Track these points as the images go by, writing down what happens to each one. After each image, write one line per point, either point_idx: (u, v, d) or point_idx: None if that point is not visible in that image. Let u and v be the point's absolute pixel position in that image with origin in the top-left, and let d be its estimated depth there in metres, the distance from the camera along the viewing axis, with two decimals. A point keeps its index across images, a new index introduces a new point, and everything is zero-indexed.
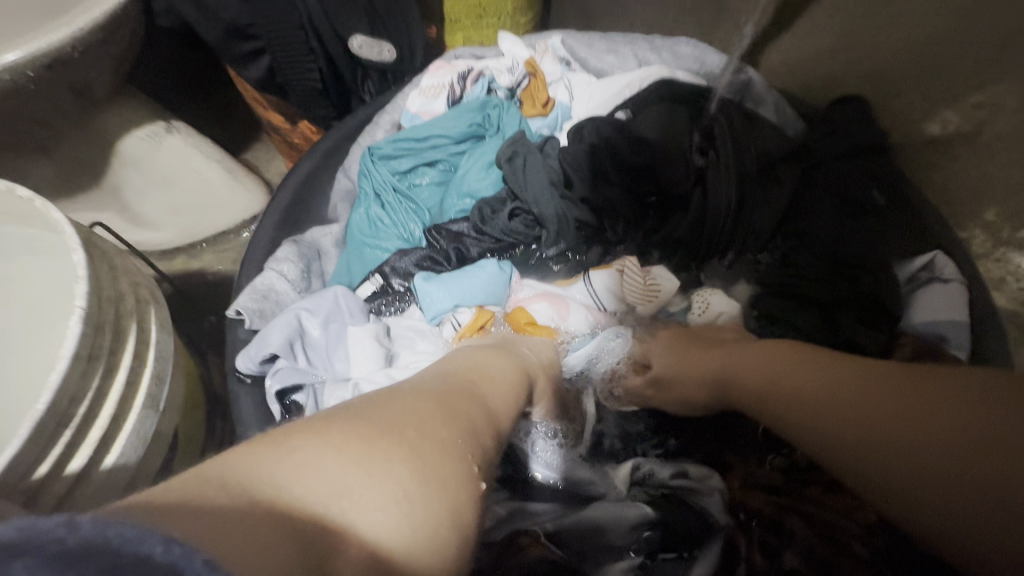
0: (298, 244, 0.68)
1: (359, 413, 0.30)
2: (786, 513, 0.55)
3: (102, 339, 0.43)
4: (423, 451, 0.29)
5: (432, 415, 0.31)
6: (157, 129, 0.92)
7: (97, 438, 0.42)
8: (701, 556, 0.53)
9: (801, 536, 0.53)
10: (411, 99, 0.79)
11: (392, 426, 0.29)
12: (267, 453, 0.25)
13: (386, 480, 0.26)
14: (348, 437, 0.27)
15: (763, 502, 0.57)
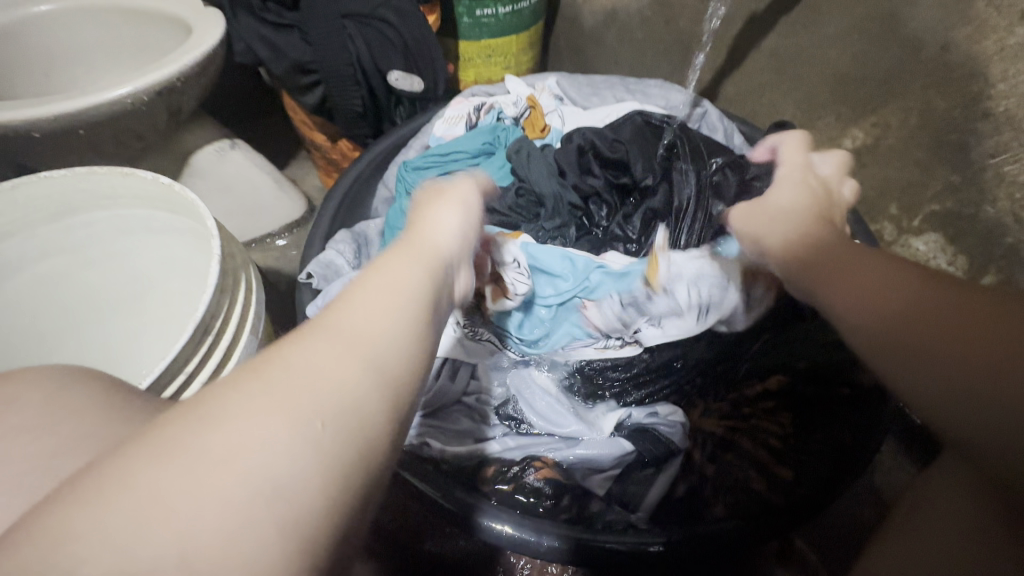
0: (351, 232, 0.86)
1: (158, 449, 0.24)
2: (736, 434, 0.66)
3: (225, 281, 0.61)
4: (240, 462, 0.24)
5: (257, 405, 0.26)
6: (223, 146, 1.12)
7: (222, 350, 0.60)
8: (665, 469, 0.63)
9: (744, 446, 0.64)
10: (436, 126, 0.98)
11: (228, 433, 0.25)
12: (57, 523, 0.22)
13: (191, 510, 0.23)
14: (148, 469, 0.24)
15: (713, 425, 0.67)
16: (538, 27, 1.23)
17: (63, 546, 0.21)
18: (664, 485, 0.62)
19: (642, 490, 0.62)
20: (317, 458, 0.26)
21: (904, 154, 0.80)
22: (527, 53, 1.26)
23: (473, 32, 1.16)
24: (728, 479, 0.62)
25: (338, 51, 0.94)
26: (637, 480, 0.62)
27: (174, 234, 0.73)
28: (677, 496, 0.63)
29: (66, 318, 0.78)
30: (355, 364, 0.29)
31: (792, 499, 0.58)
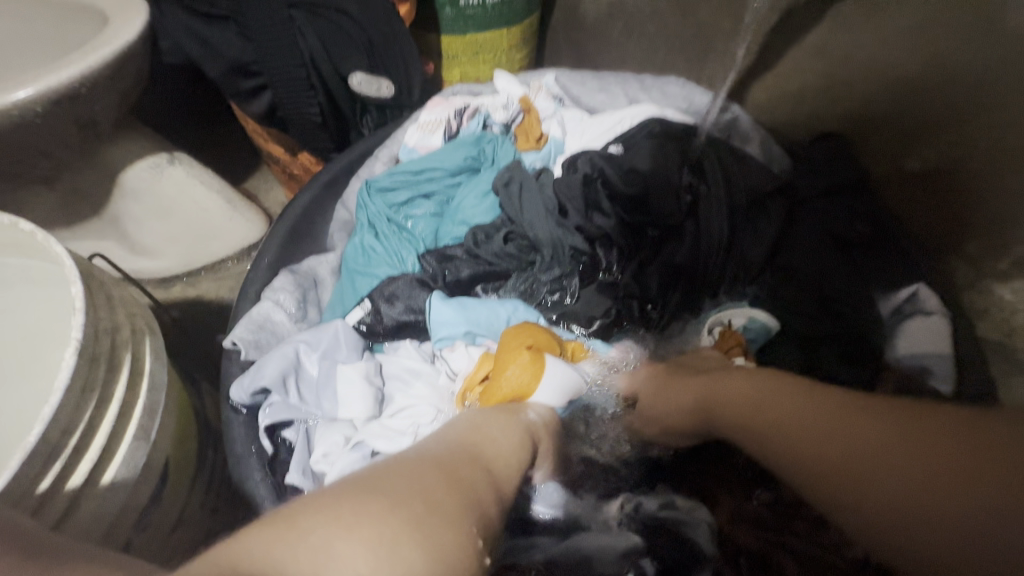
0: (294, 272, 0.69)
1: (362, 485, 0.31)
2: (777, 550, 0.55)
3: (96, 371, 0.44)
4: (429, 521, 0.29)
5: (436, 484, 0.32)
6: (159, 161, 0.95)
7: (86, 472, 0.43)
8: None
9: (792, 573, 0.54)
10: (410, 133, 0.81)
11: (428, 501, 0.30)
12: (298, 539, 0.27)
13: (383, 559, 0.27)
14: (357, 512, 0.28)
15: (755, 541, 0.56)
16: (532, 19, 1.05)
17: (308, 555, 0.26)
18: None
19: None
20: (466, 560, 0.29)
21: (992, 182, 0.63)
22: (520, 50, 1.09)
23: (456, 24, 0.99)
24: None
25: (285, 49, 0.77)
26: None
27: (35, 291, 0.54)
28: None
29: None
30: (464, 470, 0.35)
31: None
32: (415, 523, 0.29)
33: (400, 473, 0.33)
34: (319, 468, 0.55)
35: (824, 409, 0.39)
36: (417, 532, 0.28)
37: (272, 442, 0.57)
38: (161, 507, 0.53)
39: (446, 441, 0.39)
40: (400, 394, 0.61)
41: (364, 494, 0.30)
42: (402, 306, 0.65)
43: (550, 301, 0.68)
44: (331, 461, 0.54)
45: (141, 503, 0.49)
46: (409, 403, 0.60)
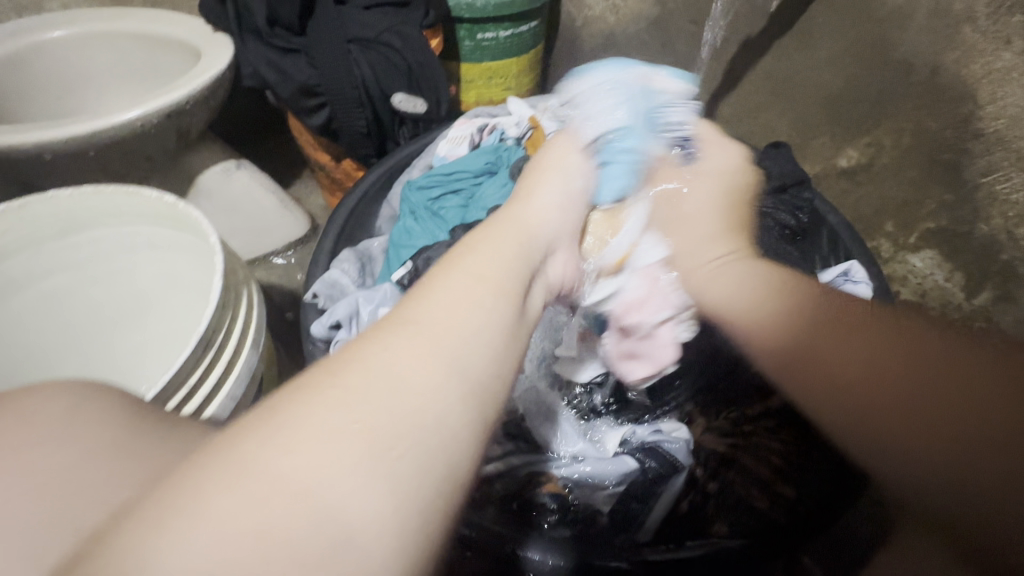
0: (355, 250, 0.88)
1: (265, 435, 0.27)
2: (737, 450, 0.67)
3: (229, 294, 0.62)
4: (345, 469, 0.26)
5: (335, 410, 0.28)
6: (229, 166, 1.14)
7: (226, 360, 0.61)
8: (671, 486, 0.62)
9: (744, 463, 0.66)
10: (440, 146, 1.00)
11: (315, 444, 0.26)
12: (146, 534, 0.23)
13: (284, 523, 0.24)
14: (225, 480, 0.25)
15: (717, 443, 0.68)
16: (538, 50, 1.26)
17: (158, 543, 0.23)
18: (671, 498, 0.62)
19: (648, 507, 0.61)
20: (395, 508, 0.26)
21: (898, 174, 0.82)
22: (527, 75, 1.29)
23: (475, 55, 1.19)
24: (731, 496, 0.63)
25: (343, 76, 0.97)
26: (637, 497, 0.61)
27: (175, 250, 0.75)
28: (683, 513, 0.62)
29: (57, 337, 0.77)
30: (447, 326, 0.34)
31: (796, 517, 0.59)
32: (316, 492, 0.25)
33: (388, 353, 0.31)
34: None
35: (887, 361, 0.45)
36: (438, 396, 0.30)
37: None
38: None
39: (433, 299, 0.35)
40: None
41: (366, 380, 0.29)
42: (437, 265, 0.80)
43: None
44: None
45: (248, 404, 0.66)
46: None
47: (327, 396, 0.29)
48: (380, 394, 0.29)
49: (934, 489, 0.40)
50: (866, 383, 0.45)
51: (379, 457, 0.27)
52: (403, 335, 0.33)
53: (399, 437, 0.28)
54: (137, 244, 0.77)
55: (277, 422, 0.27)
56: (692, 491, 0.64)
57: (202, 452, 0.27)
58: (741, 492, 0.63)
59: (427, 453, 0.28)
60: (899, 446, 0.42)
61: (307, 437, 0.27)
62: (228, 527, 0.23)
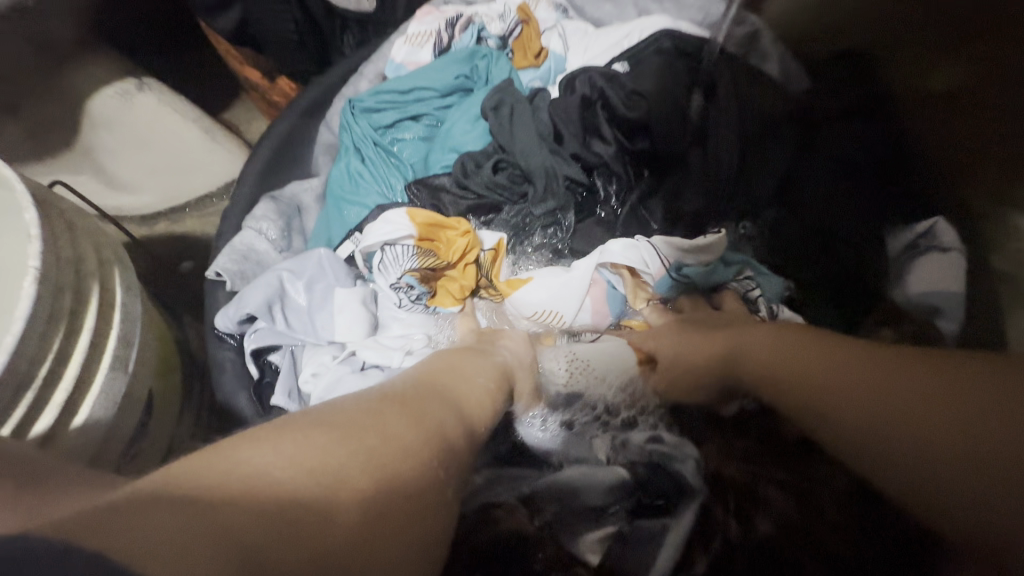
0: (276, 199, 0.67)
1: (322, 419, 0.34)
2: (754, 476, 0.55)
3: (61, 300, 0.42)
4: (380, 457, 0.32)
5: (395, 419, 0.36)
6: (127, 87, 0.87)
7: (62, 401, 0.41)
8: (676, 516, 0.51)
9: (769, 499, 0.53)
10: (396, 47, 0.74)
11: (351, 453, 0.31)
12: (239, 460, 0.28)
13: (344, 480, 0.30)
14: (308, 437, 0.31)
15: (737, 470, 0.55)
16: None
17: (227, 476, 0.27)
18: (682, 545, 0.49)
19: (653, 548, 0.49)
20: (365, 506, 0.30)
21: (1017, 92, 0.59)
22: None
23: None
24: (765, 545, 0.50)
25: None
26: (637, 536, 0.50)
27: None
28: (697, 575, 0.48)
29: None
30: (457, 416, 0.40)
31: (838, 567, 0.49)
32: (381, 482, 0.31)
33: (391, 414, 0.36)
34: (308, 387, 0.56)
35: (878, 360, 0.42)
36: (411, 433, 0.35)
37: (258, 366, 0.57)
38: (149, 436, 0.53)
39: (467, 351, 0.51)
40: (391, 320, 0.62)
41: (416, 406, 0.38)
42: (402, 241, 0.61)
43: (542, 231, 0.66)
44: (323, 379, 0.55)
45: (127, 435, 0.49)
46: (399, 332, 0.61)
47: (391, 434, 0.34)
48: (340, 415, 0.35)
49: (944, 490, 0.37)
50: (869, 389, 0.41)
51: (423, 471, 0.34)
52: (385, 401, 0.38)
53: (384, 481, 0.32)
54: None
55: (347, 421, 0.34)
56: (710, 536, 0.50)
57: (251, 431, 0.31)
58: (775, 543, 0.50)
59: (401, 480, 0.32)
60: (927, 462, 0.38)
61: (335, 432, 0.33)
62: (277, 491, 0.27)
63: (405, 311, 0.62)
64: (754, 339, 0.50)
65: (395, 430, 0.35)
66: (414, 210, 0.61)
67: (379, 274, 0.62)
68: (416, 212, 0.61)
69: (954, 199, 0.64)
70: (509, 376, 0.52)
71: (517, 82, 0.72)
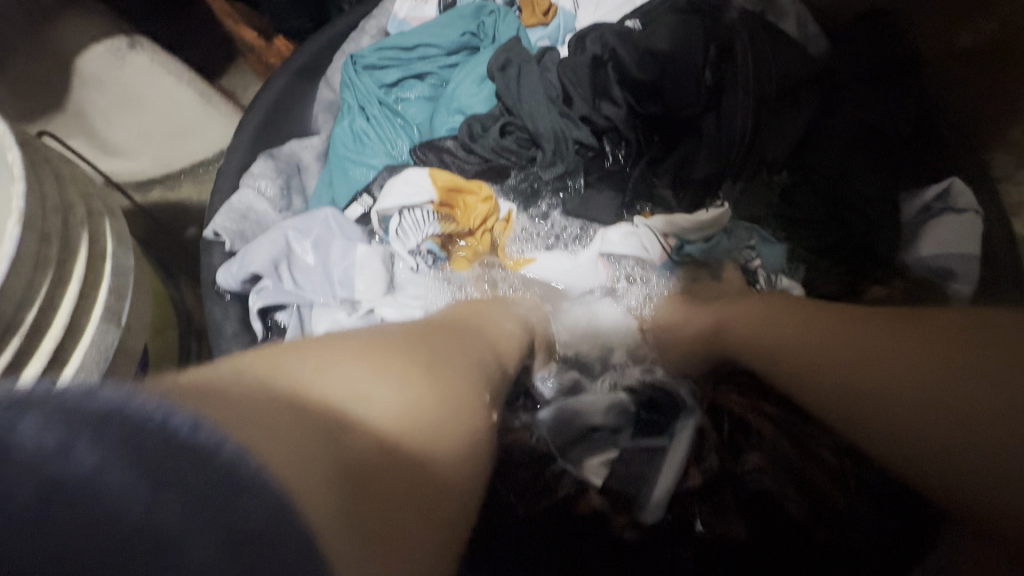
0: (274, 158, 0.64)
1: (374, 336, 0.33)
2: (767, 424, 0.53)
3: (48, 246, 0.40)
4: (435, 373, 0.32)
5: (435, 344, 0.36)
6: (118, 45, 0.84)
7: (52, 349, 0.40)
8: (676, 439, 0.52)
9: (770, 440, 0.52)
10: (398, 4, 0.71)
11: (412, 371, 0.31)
12: (308, 361, 0.27)
13: (402, 385, 0.29)
14: (367, 354, 0.30)
15: (746, 413, 0.54)
16: None
17: (294, 368, 0.26)
18: (679, 468, 0.51)
19: (653, 475, 0.50)
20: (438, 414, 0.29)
21: None
22: None
23: None
24: (757, 479, 0.51)
25: None
26: (642, 455, 0.51)
27: None
28: (691, 489, 0.51)
29: None
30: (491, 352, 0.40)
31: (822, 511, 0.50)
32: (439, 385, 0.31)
33: (427, 346, 0.35)
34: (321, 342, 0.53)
35: (857, 322, 0.41)
36: (455, 363, 0.35)
37: (264, 324, 0.56)
38: None
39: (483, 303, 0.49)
40: (405, 280, 0.60)
41: (454, 336, 0.39)
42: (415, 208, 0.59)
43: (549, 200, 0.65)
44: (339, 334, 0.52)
45: None
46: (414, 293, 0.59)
47: (438, 361, 0.34)
48: (383, 343, 0.33)
49: (943, 449, 0.34)
50: (847, 352, 0.39)
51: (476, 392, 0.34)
52: (415, 329, 0.37)
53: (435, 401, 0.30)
54: None
55: (397, 339, 0.33)
56: (704, 461, 0.52)
57: (302, 343, 0.30)
58: (765, 476, 0.51)
59: (461, 392, 0.32)
60: (917, 419, 0.35)
61: (382, 356, 0.30)
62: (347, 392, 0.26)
63: (421, 274, 0.60)
64: (732, 315, 0.49)
65: (431, 361, 0.33)
66: (436, 171, 0.59)
67: (395, 239, 0.60)
68: (438, 174, 0.59)
69: (971, 159, 0.63)
70: (531, 329, 0.50)
71: (524, 42, 0.69)
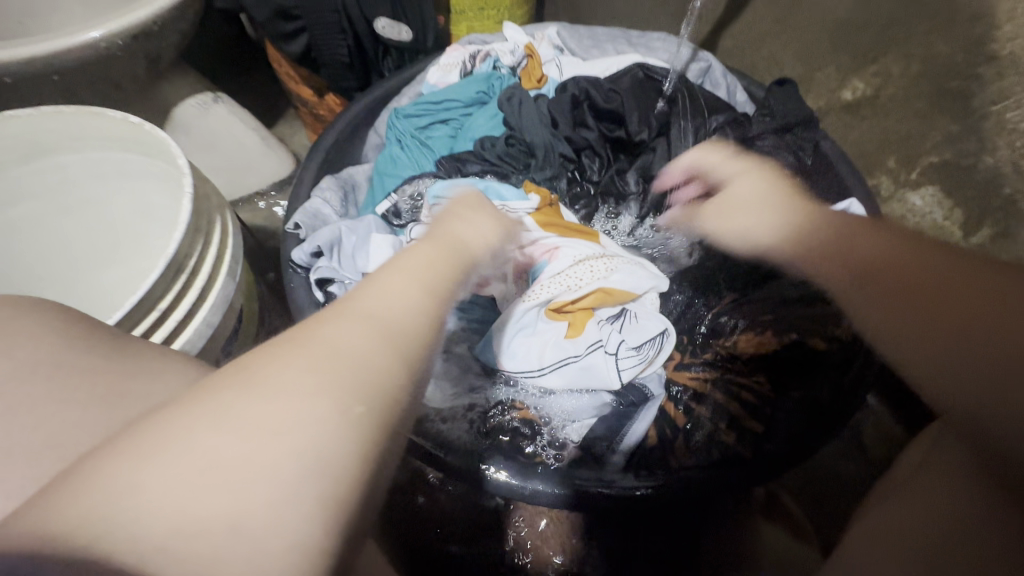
0: (336, 178, 0.86)
1: (198, 420, 0.27)
2: (703, 383, 0.65)
3: (201, 219, 0.59)
4: (290, 438, 0.27)
5: (314, 380, 0.29)
6: (206, 99, 1.08)
7: (199, 288, 0.59)
8: (640, 415, 0.63)
9: (712, 398, 0.64)
10: (430, 73, 0.94)
11: (261, 408, 0.28)
12: (113, 476, 0.25)
13: (229, 477, 0.25)
14: (189, 434, 0.26)
15: (688, 378, 0.66)
16: None
17: (118, 498, 0.24)
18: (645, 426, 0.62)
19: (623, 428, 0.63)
20: (321, 431, 0.28)
21: (903, 105, 0.78)
22: (521, 7, 1.17)
23: None
24: (700, 431, 0.62)
25: None
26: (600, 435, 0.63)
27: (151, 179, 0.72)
28: (652, 447, 0.62)
29: (35, 267, 0.76)
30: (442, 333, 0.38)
31: (760, 451, 0.58)
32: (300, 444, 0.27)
33: (291, 387, 0.29)
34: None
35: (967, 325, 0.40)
36: (407, 302, 0.36)
37: (323, 293, 0.73)
38: (238, 342, 0.69)
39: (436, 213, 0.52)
40: None
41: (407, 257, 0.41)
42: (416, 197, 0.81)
43: None
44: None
45: (227, 334, 0.65)
46: None
47: (290, 371, 0.29)
48: (264, 436, 0.27)
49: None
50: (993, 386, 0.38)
51: (345, 406, 0.29)
52: (293, 365, 0.30)
53: (324, 463, 0.27)
54: (113, 171, 0.74)
55: (222, 401, 0.28)
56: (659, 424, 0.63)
57: (161, 423, 0.27)
58: (711, 429, 0.62)
59: (339, 435, 0.28)
60: None
61: (215, 458, 0.26)
62: (179, 498, 0.24)
63: None
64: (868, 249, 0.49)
65: (289, 441, 0.27)
66: (529, 80, 0.94)
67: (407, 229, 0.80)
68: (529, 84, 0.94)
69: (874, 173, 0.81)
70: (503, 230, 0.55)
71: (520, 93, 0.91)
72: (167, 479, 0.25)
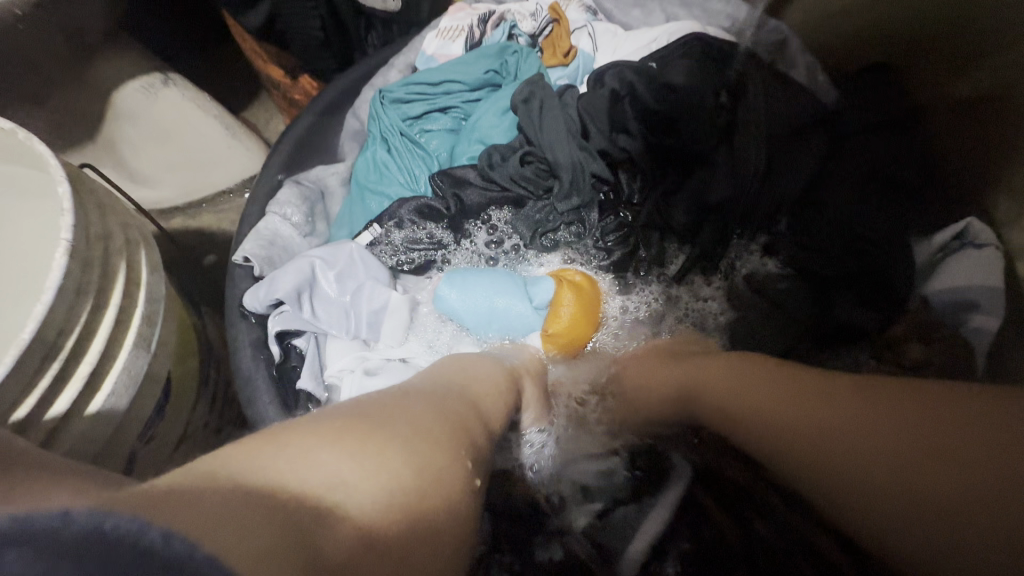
0: (300, 183, 0.67)
1: (351, 416, 0.32)
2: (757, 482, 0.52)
3: (89, 275, 0.42)
4: (414, 445, 0.31)
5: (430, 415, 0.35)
6: (153, 81, 0.88)
7: (86, 374, 0.42)
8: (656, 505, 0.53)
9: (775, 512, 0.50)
10: (428, 40, 0.75)
11: (393, 433, 0.31)
12: (264, 456, 0.26)
13: (370, 464, 0.28)
14: (337, 431, 0.30)
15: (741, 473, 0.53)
16: None
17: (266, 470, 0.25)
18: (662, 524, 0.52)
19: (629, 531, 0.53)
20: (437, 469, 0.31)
21: None
22: None
23: None
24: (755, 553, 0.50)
25: None
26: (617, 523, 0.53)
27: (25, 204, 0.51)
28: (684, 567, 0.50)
29: None
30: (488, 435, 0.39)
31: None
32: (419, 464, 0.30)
33: (407, 423, 0.33)
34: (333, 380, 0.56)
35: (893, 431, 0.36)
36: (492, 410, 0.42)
37: (281, 349, 0.57)
38: (167, 418, 0.53)
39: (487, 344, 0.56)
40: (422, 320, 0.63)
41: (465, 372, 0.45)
42: (411, 227, 0.64)
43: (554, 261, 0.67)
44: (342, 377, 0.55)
45: (147, 416, 0.49)
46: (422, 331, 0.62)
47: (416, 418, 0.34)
48: (397, 446, 0.30)
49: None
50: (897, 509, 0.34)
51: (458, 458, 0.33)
52: (428, 405, 0.36)
53: (440, 502, 0.30)
54: None
55: (370, 422, 0.32)
56: (698, 529, 0.52)
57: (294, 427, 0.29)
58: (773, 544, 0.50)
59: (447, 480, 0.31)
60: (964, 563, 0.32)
61: (362, 450, 0.29)
62: (325, 482, 0.26)
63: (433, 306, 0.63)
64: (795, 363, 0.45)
65: (412, 457, 0.30)
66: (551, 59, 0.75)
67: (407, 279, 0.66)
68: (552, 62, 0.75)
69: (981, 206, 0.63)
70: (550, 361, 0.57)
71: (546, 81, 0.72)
72: (314, 466, 0.26)
